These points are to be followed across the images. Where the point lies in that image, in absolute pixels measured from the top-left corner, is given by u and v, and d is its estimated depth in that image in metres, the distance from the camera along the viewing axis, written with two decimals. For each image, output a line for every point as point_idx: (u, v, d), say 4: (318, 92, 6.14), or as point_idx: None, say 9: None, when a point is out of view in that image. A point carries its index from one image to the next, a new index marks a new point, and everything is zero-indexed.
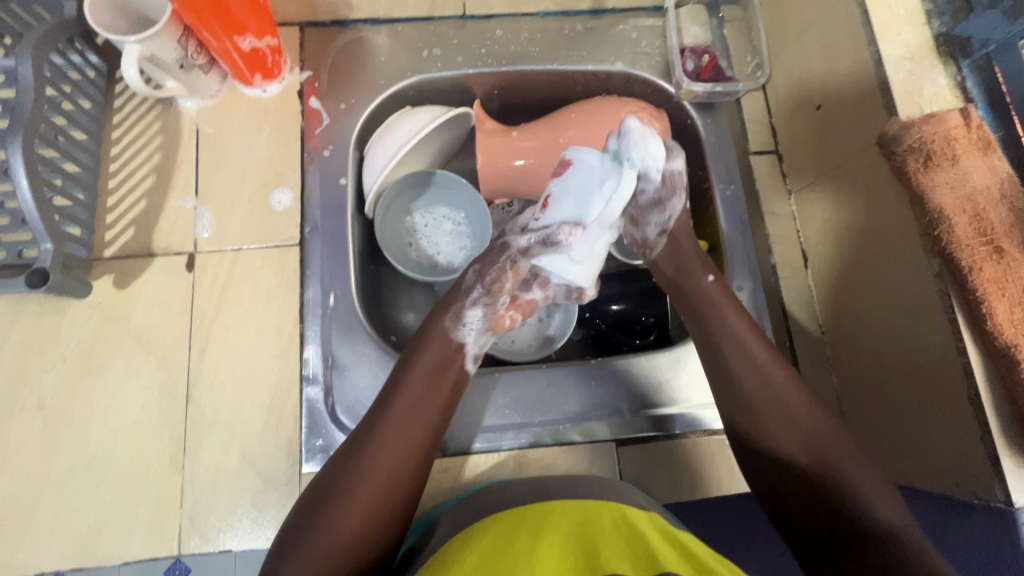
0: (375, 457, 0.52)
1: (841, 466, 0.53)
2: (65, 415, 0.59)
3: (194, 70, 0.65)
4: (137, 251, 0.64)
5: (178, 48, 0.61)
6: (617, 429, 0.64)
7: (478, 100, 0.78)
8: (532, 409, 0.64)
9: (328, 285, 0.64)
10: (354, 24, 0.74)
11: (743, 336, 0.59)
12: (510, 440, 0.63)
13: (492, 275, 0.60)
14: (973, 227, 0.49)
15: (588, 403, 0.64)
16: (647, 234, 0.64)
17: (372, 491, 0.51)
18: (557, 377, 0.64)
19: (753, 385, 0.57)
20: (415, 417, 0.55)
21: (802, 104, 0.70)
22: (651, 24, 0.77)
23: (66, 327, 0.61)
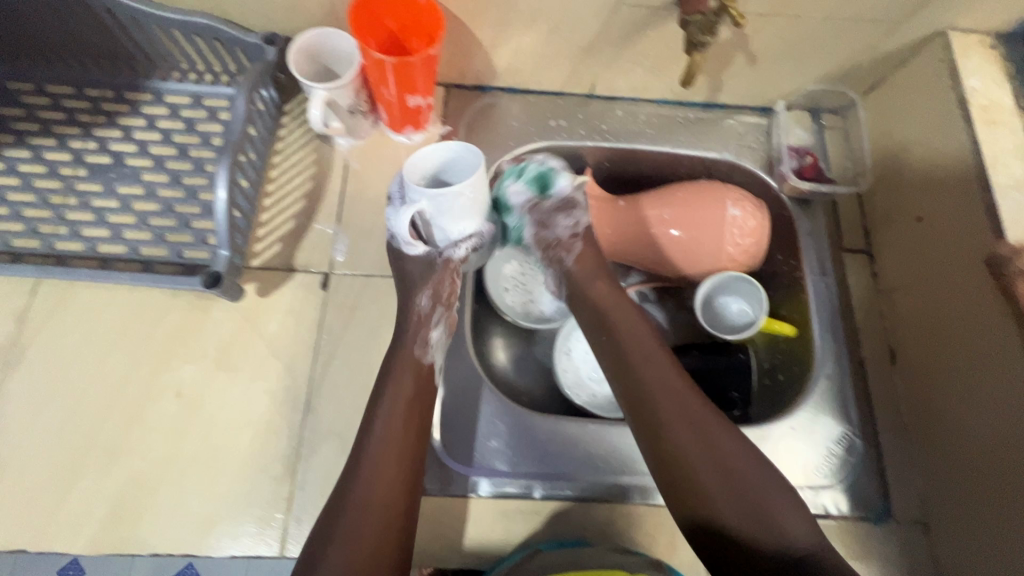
0: (369, 486, 0.55)
1: (762, 506, 0.53)
2: (196, 405, 0.64)
3: (358, 115, 0.74)
4: (280, 265, 0.71)
5: (354, 97, 0.70)
6: (603, 491, 0.66)
7: (589, 169, 0.86)
8: (529, 458, 0.67)
9: (447, 319, 0.70)
10: (492, 89, 0.83)
11: (665, 369, 0.61)
12: (510, 488, 0.66)
13: (447, 288, 0.68)
14: None
15: (587, 460, 0.67)
16: (552, 234, 0.74)
17: (366, 519, 0.53)
18: (558, 427, 0.68)
19: (675, 421, 0.58)
20: (387, 450, 0.57)
21: (899, 212, 0.75)
22: (757, 122, 0.85)
23: (209, 325, 0.67)
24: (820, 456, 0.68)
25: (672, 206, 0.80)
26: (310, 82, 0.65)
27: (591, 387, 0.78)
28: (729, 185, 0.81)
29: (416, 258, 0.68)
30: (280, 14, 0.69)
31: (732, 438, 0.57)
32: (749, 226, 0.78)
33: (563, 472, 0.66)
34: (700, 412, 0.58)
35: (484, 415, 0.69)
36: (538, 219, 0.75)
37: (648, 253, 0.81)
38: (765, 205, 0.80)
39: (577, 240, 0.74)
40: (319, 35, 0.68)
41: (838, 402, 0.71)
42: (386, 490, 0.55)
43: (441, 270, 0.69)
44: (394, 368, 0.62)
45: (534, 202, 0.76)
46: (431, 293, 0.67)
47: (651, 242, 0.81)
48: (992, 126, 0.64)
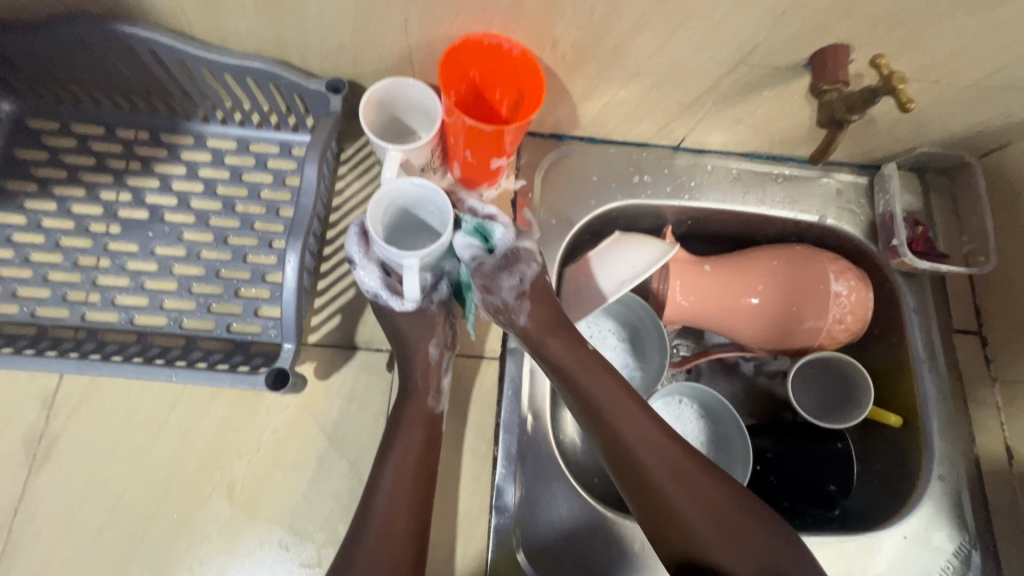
0: (376, 539, 0.51)
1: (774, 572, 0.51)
2: (251, 508, 0.57)
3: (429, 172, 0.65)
4: (341, 342, 0.63)
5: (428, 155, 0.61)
6: None
7: (669, 226, 0.78)
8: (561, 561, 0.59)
9: (527, 408, 0.63)
10: (569, 139, 0.75)
11: (685, 465, 0.56)
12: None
13: (442, 338, 0.61)
14: None
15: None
16: (502, 299, 0.59)
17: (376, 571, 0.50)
18: (606, 529, 0.60)
19: (696, 521, 0.53)
20: (398, 497, 0.53)
21: (1022, 295, 0.68)
22: (856, 182, 0.77)
23: (264, 413, 0.60)
24: (934, 569, 0.63)
25: (766, 279, 0.73)
26: (384, 144, 0.56)
27: None
28: (829, 254, 0.73)
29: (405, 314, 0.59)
30: (347, 60, 0.60)
31: (697, 492, 0.54)
32: (850, 306, 0.71)
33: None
34: (728, 506, 0.54)
35: (529, 474, 0.61)
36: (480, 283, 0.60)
37: (727, 324, 0.74)
38: (867, 278, 0.73)
39: (525, 302, 0.59)
40: (398, 85, 0.58)
41: (952, 508, 0.65)
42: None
43: (432, 316, 0.60)
44: (406, 400, 0.58)
45: (478, 260, 0.59)
46: (437, 342, 0.60)
47: (738, 315, 0.74)
48: None
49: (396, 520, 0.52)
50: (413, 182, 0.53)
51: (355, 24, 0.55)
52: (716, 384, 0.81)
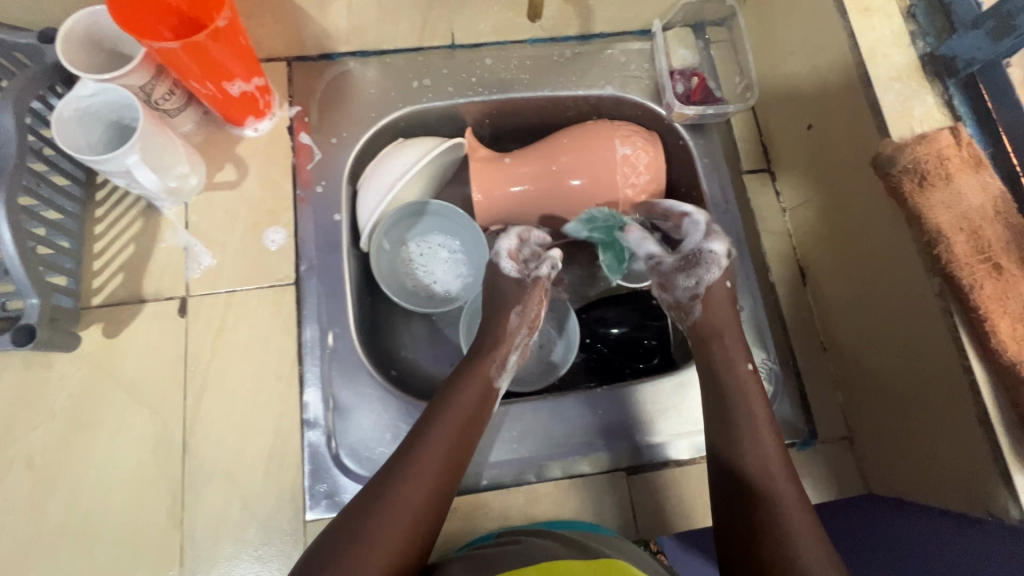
0: (422, 463, 0.53)
1: (761, 461, 0.55)
2: (56, 472, 0.57)
3: (164, 110, 0.63)
4: (127, 298, 0.62)
5: (143, 91, 0.59)
6: (595, 463, 0.64)
7: (471, 127, 0.78)
8: (538, 441, 0.64)
9: (326, 323, 0.63)
10: (341, 56, 0.73)
11: (757, 415, 0.58)
12: (524, 471, 0.63)
13: (533, 309, 0.66)
14: (970, 245, 0.50)
15: (590, 435, 0.64)
16: (677, 292, 0.67)
17: (416, 492, 0.51)
18: (568, 407, 0.65)
19: (729, 444, 0.57)
20: (443, 428, 0.55)
21: (793, 123, 0.70)
22: (640, 47, 0.76)
23: (54, 382, 0.59)
24: None
25: (565, 154, 0.72)
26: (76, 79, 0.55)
27: None
28: (620, 122, 0.73)
29: (510, 276, 0.68)
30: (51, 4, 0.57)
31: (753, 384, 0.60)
32: (642, 162, 0.72)
33: (606, 445, 0.64)
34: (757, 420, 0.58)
35: None
36: (659, 279, 0.69)
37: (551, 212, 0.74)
38: (659, 139, 0.74)
39: (697, 303, 0.65)
40: (90, 15, 0.56)
41: (752, 334, 0.68)
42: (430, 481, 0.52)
43: (529, 289, 0.67)
44: (462, 380, 0.60)
45: (659, 261, 0.69)
46: (519, 311, 0.66)
47: (556, 196, 0.73)
48: (868, 14, 0.59)
49: (433, 449, 0.54)
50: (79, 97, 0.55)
51: None
52: None
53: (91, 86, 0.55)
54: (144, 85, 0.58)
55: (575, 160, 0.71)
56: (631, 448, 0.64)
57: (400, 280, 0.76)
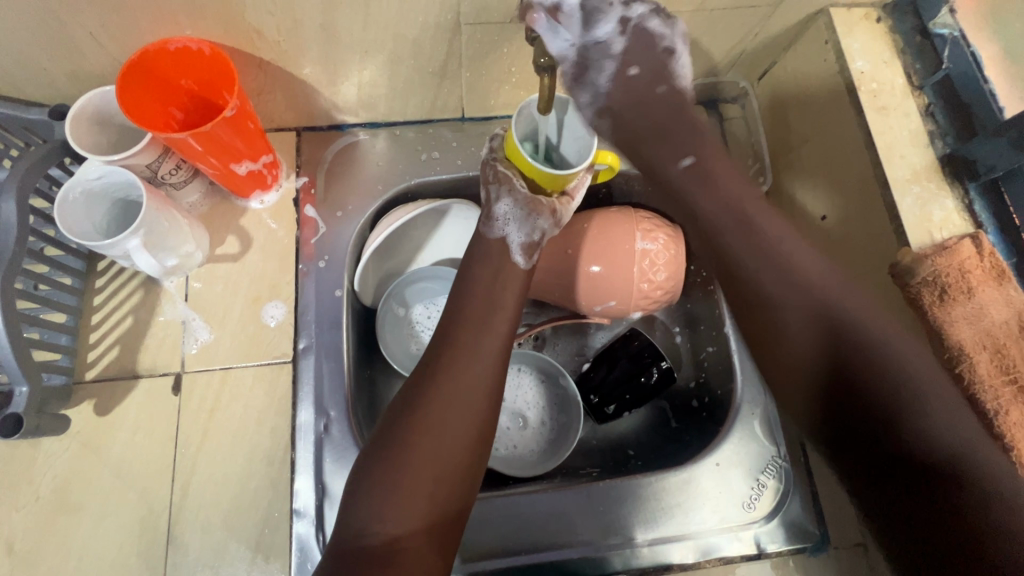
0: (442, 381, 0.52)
1: (826, 293, 0.51)
2: (36, 559, 0.55)
3: (168, 184, 0.62)
4: (121, 373, 0.61)
5: (150, 169, 0.59)
6: (626, 559, 0.61)
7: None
8: (560, 535, 0.61)
9: (322, 405, 0.62)
10: (351, 127, 0.73)
11: (787, 257, 0.54)
12: (553, 569, 0.60)
13: (508, 184, 0.61)
14: (994, 365, 0.48)
15: (616, 526, 0.61)
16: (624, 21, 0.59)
17: (457, 385, 0.52)
18: (559, 500, 0.62)
19: (774, 281, 0.53)
20: (487, 307, 0.58)
21: (806, 209, 0.69)
22: None
23: (40, 462, 0.57)
24: (746, 491, 0.63)
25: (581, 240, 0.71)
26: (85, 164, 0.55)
27: (511, 438, 0.75)
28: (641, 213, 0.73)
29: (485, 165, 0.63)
30: (62, 84, 0.57)
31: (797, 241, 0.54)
32: (662, 259, 0.71)
33: (634, 506, 0.62)
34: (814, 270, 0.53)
35: (495, 505, 0.61)
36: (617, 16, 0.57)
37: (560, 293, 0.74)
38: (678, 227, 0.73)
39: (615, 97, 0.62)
40: (99, 95, 0.57)
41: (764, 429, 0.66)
42: (451, 434, 0.50)
43: (486, 171, 0.62)
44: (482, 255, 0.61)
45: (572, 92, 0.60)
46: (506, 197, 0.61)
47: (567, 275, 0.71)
48: (885, 112, 0.58)
49: (482, 328, 0.56)
50: (89, 178, 0.55)
51: (43, 47, 0.52)
52: (557, 347, 0.81)
53: (96, 168, 0.55)
54: (152, 163, 0.58)
55: (591, 247, 0.71)
56: (628, 548, 0.61)
57: (405, 345, 0.76)
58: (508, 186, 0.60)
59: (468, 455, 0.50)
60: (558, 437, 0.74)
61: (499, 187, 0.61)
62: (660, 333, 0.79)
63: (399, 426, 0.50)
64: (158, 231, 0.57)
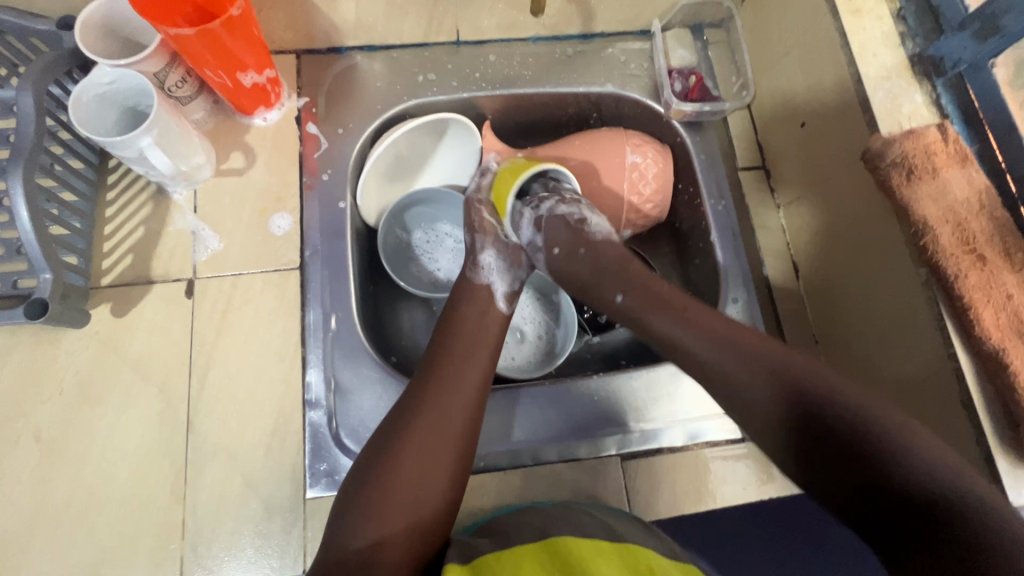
0: (416, 428, 0.54)
1: (784, 365, 0.48)
2: (61, 446, 0.58)
3: (176, 98, 0.64)
4: (135, 279, 0.64)
5: (158, 78, 0.61)
6: (620, 444, 0.65)
7: (489, 120, 0.80)
8: (557, 424, 0.65)
9: (329, 307, 0.65)
10: (349, 50, 0.75)
11: (698, 317, 0.53)
12: (551, 452, 0.65)
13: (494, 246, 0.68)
14: (955, 236, 0.52)
15: (609, 417, 0.66)
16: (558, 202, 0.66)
17: (426, 438, 0.53)
18: (559, 394, 0.66)
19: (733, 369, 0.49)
20: (468, 359, 0.60)
21: (787, 121, 0.72)
22: (640, 47, 0.79)
23: (62, 359, 0.60)
24: None
25: (574, 156, 0.75)
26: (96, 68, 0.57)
27: (509, 350, 0.79)
28: (633, 133, 0.76)
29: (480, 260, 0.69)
30: None
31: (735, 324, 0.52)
32: (651, 173, 0.74)
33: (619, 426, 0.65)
34: (743, 367, 0.49)
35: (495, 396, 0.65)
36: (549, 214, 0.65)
37: None
38: (668, 146, 0.77)
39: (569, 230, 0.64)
40: (109, 4, 0.58)
41: (748, 325, 0.70)
42: (438, 460, 0.53)
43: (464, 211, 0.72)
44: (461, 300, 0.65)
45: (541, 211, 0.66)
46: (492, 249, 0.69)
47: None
48: (859, 15, 0.61)
49: (464, 386, 0.57)
50: (101, 81, 0.57)
51: None
52: None
53: (109, 73, 0.57)
54: (158, 73, 0.60)
55: (584, 162, 0.74)
56: (623, 434, 0.65)
57: (405, 266, 0.80)
58: (490, 236, 0.69)
59: (434, 492, 0.52)
60: (554, 349, 0.79)
61: (483, 211, 0.71)
62: (650, 253, 0.84)
63: (408, 411, 0.56)
64: (170, 134, 0.59)
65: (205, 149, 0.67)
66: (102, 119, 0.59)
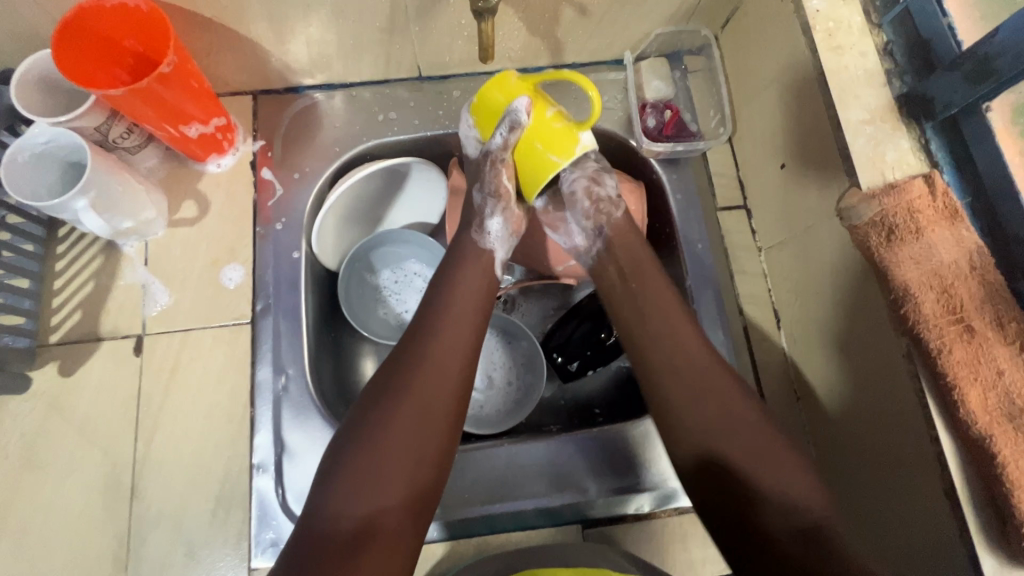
0: (409, 389, 0.50)
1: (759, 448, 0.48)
2: (5, 512, 0.57)
3: (120, 149, 0.62)
4: (83, 336, 0.63)
5: (99, 130, 0.59)
6: (581, 509, 0.62)
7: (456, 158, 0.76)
8: (513, 487, 0.61)
9: (280, 364, 0.63)
10: (307, 90, 0.73)
11: (681, 328, 0.55)
12: (507, 517, 0.62)
13: (506, 218, 0.61)
14: (941, 304, 0.47)
15: (570, 481, 0.62)
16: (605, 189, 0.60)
17: (421, 395, 0.50)
18: (517, 452, 0.62)
19: (705, 408, 0.51)
20: (464, 309, 0.55)
21: (768, 159, 0.67)
22: (614, 78, 0.74)
23: (8, 421, 0.59)
24: None
25: None
26: (30, 129, 0.55)
27: (477, 398, 0.75)
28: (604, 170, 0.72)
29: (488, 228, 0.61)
30: (9, 47, 0.57)
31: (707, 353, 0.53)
32: None
33: (583, 490, 0.61)
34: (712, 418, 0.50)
35: None
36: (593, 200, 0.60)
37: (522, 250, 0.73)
38: (643, 184, 0.72)
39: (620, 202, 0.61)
40: (43, 58, 0.56)
41: None
42: (431, 426, 0.49)
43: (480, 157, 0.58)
44: (458, 249, 0.60)
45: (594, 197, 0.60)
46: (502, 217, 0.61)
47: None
48: (840, 52, 0.56)
49: (457, 343, 0.53)
50: (37, 141, 0.55)
51: None
52: (526, 309, 0.81)
53: (44, 133, 0.55)
54: (99, 127, 0.58)
55: None
56: (585, 499, 0.62)
57: (371, 309, 0.77)
58: (505, 205, 0.60)
59: (434, 451, 0.49)
60: (523, 397, 0.75)
61: (503, 172, 0.58)
62: None
63: (396, 375, 0.51)
64: (109, 196, 0.58)
65: (156, 197, 0.65)
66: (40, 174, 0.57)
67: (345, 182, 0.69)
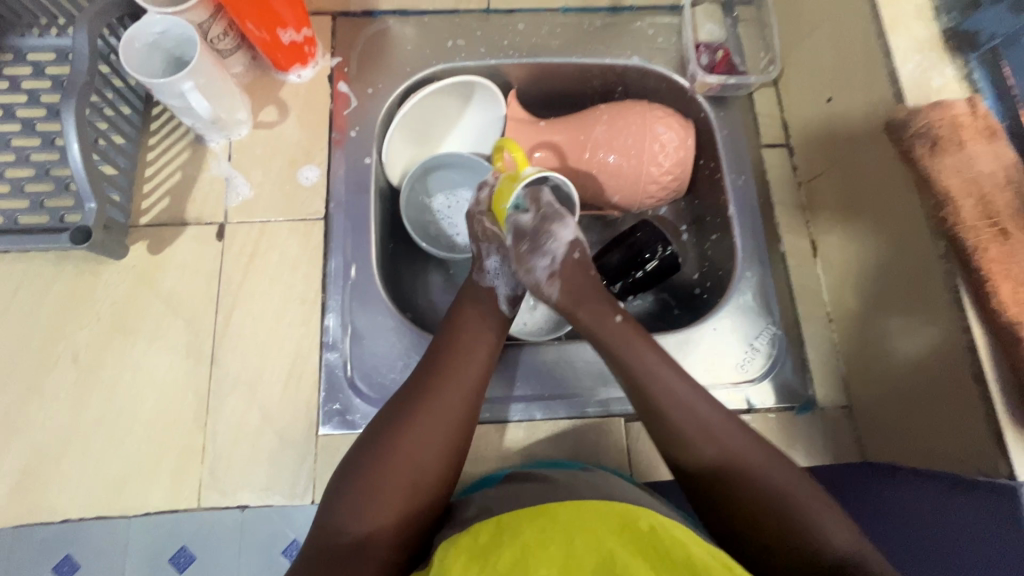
0: (413, 421, 0.54)
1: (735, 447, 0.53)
2: (97, 369, 0.62)
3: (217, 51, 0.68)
4: (170, 220, 0.67)
5: (203, 28, 0.64)
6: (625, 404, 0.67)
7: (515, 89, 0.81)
8: (562, 381, 0.67)
9: (350, 256, 0.67)
10: (382, 15, 0.78)
11: (641, 348, 0.58)
12: (557, 408, 0.66)
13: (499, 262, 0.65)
14: (978, 209, 0.51)
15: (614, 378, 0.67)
16: (541, 205, 0.62)
17: (421, 432, 0.53)
18: (566, 354, 0.68)
19: (680, 409, 0.55)
20: (470, 354, 0.59)
21: (814, 98, 0.72)
22: (668, 22, 0.79)
23: (101, 288, 0.64)
24: (740, 354, 0.68)
25: (599, 126, 0.76)
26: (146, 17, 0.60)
27: (521, 316, 0.80)
28: (655, 104, 0.77)
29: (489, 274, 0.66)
30: None
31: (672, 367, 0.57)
32: (671, 145, 0.74)
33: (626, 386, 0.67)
34: (684, 417, 0.55)
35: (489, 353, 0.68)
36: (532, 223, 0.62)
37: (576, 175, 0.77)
38: (691, 121, 0.77)
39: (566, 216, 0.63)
40: None
41: (759, 300, 0.70)
42: (427, 452, 0.53)
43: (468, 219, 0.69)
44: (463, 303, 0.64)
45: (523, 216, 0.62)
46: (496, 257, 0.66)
47: (583, 160, 0.76)
48: None
49: (462, 388, 0.57)
50: (151, 28, 0.61)
51: None
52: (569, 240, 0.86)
53: (159, 22, 0.61)
54: (202, 23, 0.64)
55: (609, 132, 0.75)
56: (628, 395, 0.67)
57: (423, 229, 0.81)
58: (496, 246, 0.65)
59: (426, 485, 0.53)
60: (565, 317, 0.79)
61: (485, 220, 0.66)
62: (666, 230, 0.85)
63: (404, 406, 0.55)
64: (209, 81, 0.62)
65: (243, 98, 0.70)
66: (147, 62, 0.63)
67: (416, 97, 0.73)
